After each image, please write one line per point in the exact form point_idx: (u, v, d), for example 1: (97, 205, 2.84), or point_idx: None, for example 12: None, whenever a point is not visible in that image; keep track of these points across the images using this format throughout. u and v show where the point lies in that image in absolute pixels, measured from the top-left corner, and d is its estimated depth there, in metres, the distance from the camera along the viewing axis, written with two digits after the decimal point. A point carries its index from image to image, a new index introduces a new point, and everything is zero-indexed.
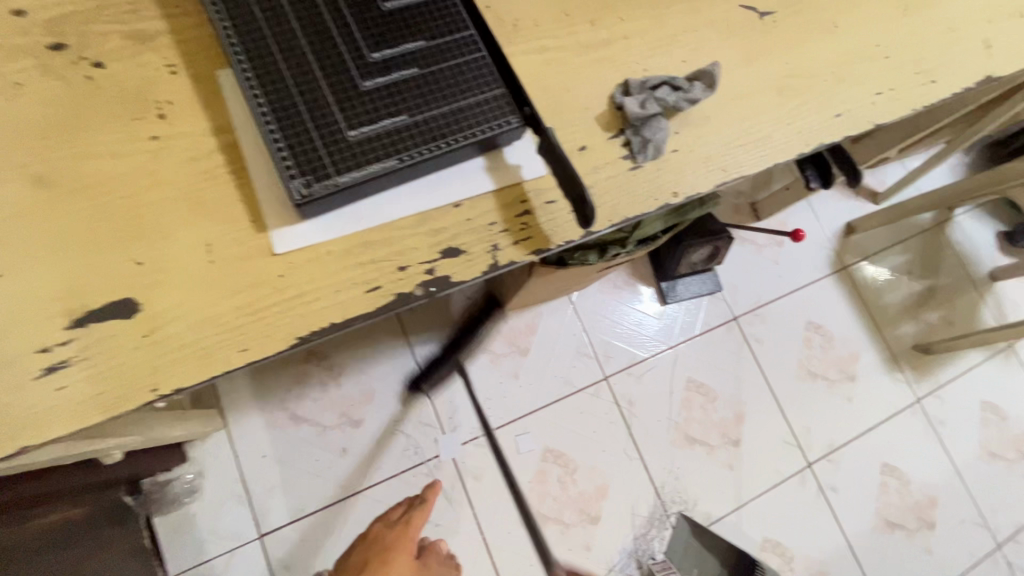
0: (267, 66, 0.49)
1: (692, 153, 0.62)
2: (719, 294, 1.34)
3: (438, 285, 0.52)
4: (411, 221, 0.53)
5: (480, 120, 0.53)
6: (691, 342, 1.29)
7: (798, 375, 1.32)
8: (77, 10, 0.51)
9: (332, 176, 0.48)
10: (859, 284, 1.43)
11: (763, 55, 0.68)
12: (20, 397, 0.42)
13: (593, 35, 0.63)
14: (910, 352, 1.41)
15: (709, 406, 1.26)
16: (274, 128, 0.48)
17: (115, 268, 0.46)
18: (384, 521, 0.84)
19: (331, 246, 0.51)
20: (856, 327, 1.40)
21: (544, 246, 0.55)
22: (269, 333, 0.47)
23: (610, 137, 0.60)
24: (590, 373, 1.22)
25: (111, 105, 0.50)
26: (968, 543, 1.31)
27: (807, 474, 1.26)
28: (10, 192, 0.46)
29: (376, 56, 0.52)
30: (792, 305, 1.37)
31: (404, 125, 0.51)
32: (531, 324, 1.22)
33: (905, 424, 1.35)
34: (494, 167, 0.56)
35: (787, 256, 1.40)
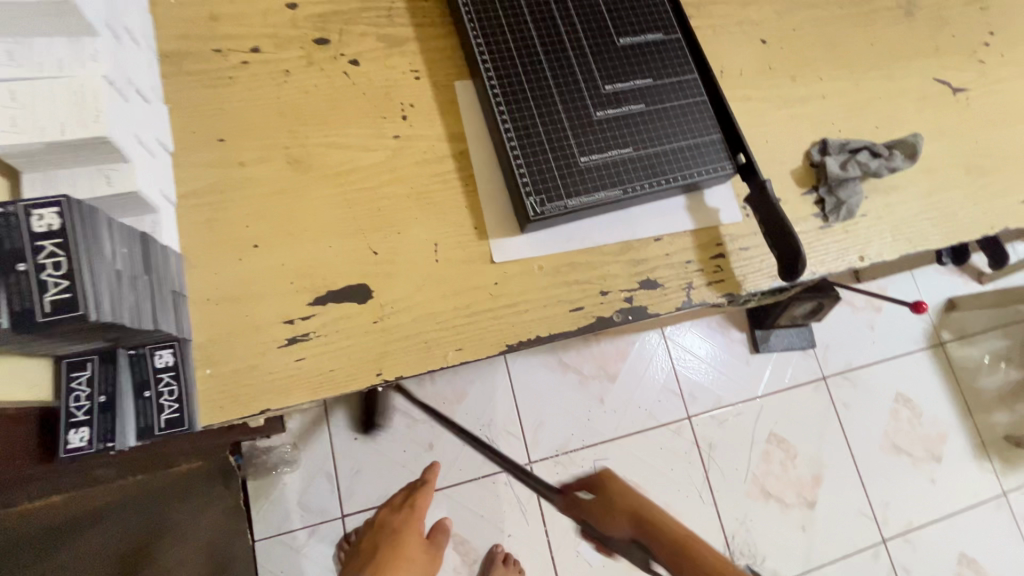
0: (512, 86, 0.53)
1: (880, 219, 0.62)
2: (811, 351, 1.32)
3: (634, 314, 0.54)
4: (615, 248, 0.55)
5: (695, 163, 0.55)
6: (777, 394, 1.28)
7: (882, 447, 1.29)
8: (341, 10, 0.55)
9: (563, 198, 0.51)
10: (954, 363, 1.39)
11: (955, 130, 0.68)
12: (266, 362, 0.46)
13: (793, 89, 0.65)
14: (1001, 442, 1.35)
15: (789, 463, 1.23)
16: (515, 146, 0.51)
17: (354, 254, 0.49)
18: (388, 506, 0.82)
19: (542, 262, 0.53)
20: (947, 406, 1.35)
21: (734, 290, 0.57)
22: (483, 337, 0.50)
23: (803, 193, 0.61)
24: (674, 409, 1.22)
25: (362, 102, 0.53)
26: None
27: (881, 550, 1.22)
28: (273, 170, 0.50)
29: (608, 89, 0.54)
30: (884, 374, 1.34)
31: (629, 157, 0.53)
32: (623, 351, 1.23)
33: (987, 516, 1.29)
34: (695, 207, 0.57)
35: (884, 323, 1.37)
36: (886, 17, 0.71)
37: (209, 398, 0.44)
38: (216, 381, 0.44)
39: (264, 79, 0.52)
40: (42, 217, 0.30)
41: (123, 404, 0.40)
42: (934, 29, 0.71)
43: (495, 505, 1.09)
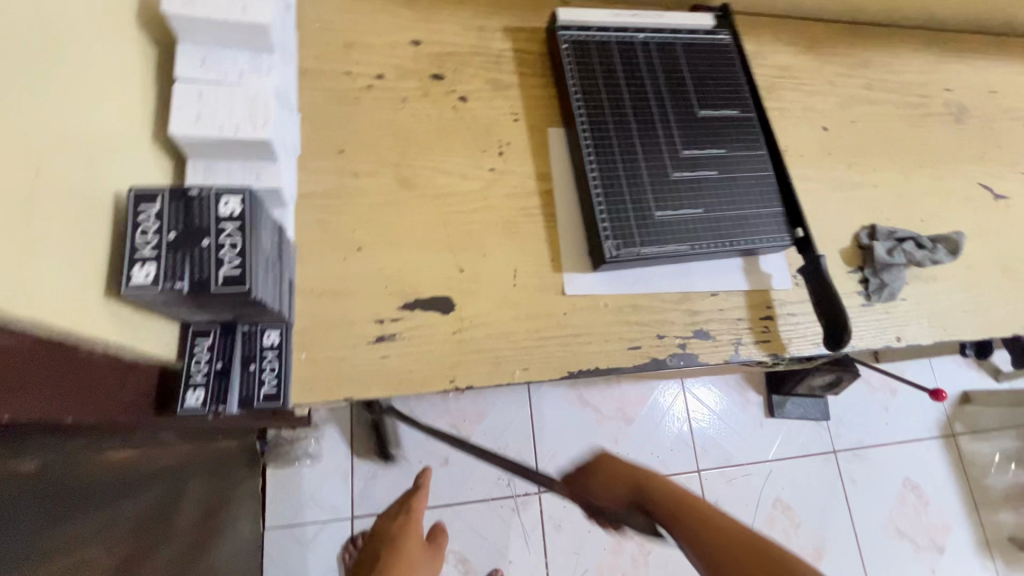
0: (602, 139, 0.59)
1: (919, 305, 0.66)
2: (824, 423, 1.34)
3: (685, 360, 0.58)
4: (675, 297, 0.59)
5: (757, 231, 0.60)
6: (787, 461, 1.29)
7: (885, 529, 1.29)
8: (457, 52, 0.62)
9: (637, 246, 0.56)
10: (964, 456, 1.40)
11: (994, 233, 0.72)
12: (355, 354, 0.50)
13: (849, 175, 0.70)
14: (1006, 543, 1.35)
15: (791, 531, 1.24)
16: (600, 192, 0.56)
17: (443, 268, 0.54)
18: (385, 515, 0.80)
19: (608, 300, 0.57)
20: (954, 498, 1.36)
21: (779, 351, 0.61)
22: (547, 360, 0.54)
23: (848, 271, 0.66)
24: (684, 461, 1.24)
25: (466, 134, 0.59)
26: None
27: None
28: (382, 183, 0.55)
29: (686, 153, 0.60)
30: (893, 457, 1.35)
31: (699, 217, 0.58)
32: (642, 395, 1.26)
33: None
34: (750, 270, 0.62)
35: (899, 406, 1.40)
36: (939, 122, 0.77)
37: (302, 379, 0.48)
38: (310, 365, 0.49)
39: (385, 103, 0.58)
40: (228, 203, 0.36)
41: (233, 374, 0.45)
42: (981, 138, 0.77)
43: (500, 529, 1.10)
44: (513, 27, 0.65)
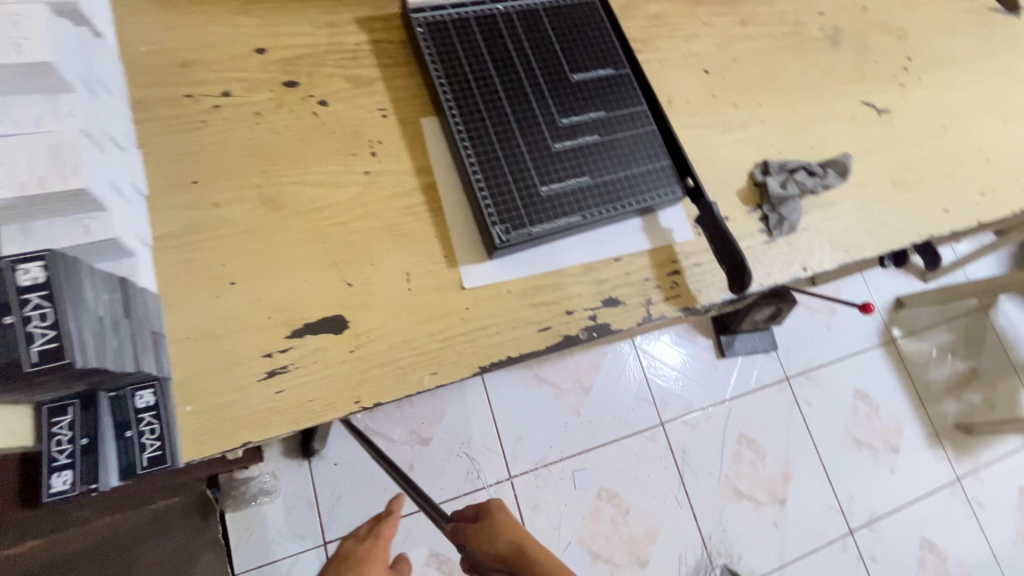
0: (474, 122, 0.56)
1: (819, 232, 0.68)
2: (773, 354, 1.39)
3: (598, 331, 0.57)
4: (578, 270, 0.58)
5: (648, 188, 0.59)
6: (744, 396, 1.33)
7: (844, 441, 1.36)
8: (309, 54, 0.58)
9: (527, 226, 0.54)
10: (905, 358, 1.47)
11: (882, 148, 0.74)
12: (246, 396, 0.47)
13: (736, 115, 0.70)
14: (953, 431, 1.44)
15: (758, 462, 1.29)
16: (480, 177, 0.54)
17: (329, 286, 0.52)
18: (350, 536, 0.64)
19: (510, 286, 0.56)
20: (902, 399, 1.43)
21: (689, 304, 0.61)
22: (456, 360, 0.53)
23: (748, 211, 0.66)
24: (647, 417, 1.26)
25: (332, 140, 0.56)
26: None
27: (849, 540, 1.28)
28: (246, 209, 0.52)
29: (564, 121, 0.58)
30: (841, 372, 1.42)
31: (586, 185, 0.57)
32: (596, 362, 1.27)
33: (944, 501, 1.37)
34: (650, 229, 0.62)
35: (839, 323, 1.46)
36: (816, 47, 0.77)
37: (191, 434, 0.45)
38: (197, 418, 0.46)
39: (236, 122, 0.54)
40: (28, 271, 0.33)
41: (105, 447, 0.42)
42: (858, 56, 0.78)
43: None
44: (366, 17, 0.61)
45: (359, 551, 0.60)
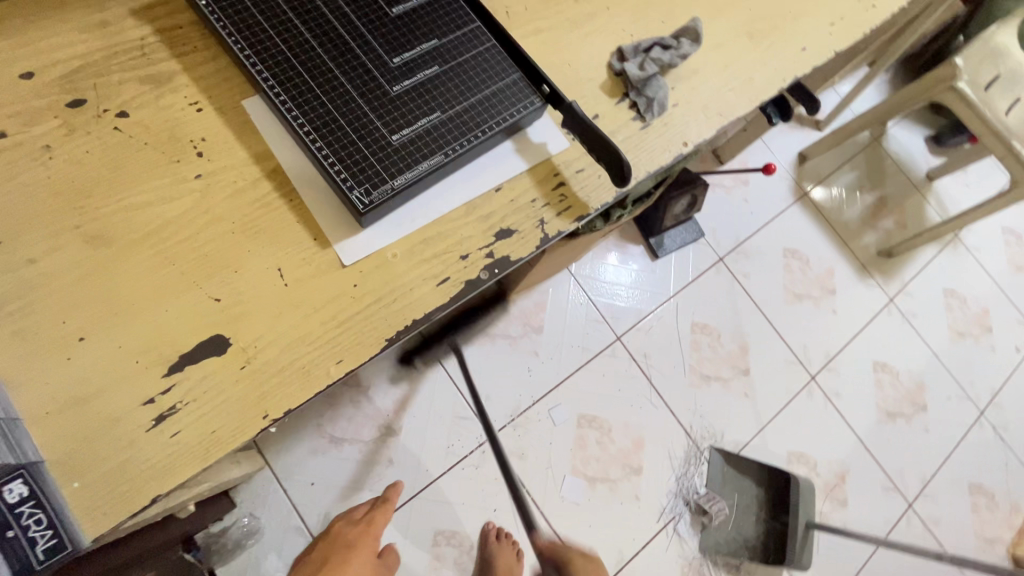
0: (299, 89, 0.51)
1: (691, 104, 0.67)
2: (702, 240, 1.42)
3: (499, 266, 0.55)
4: (461, 212, 0.55)
5: (506, 106, 0.56)
6: (686, 288, 1.37)
7: (786, 299, 1.43)
8: (86, 64, 0.50)
9: (388, 181, 0.50)
10: (820, 206, 1.55)
11: (729, 4, 0.73)
12: (138, 451, 0.43)
13: (579, 9, 0.67)
14: (877, 258, 1.54)
15: (716, 343, 1.34)
16: (321, 146, 0.50)
17: (195, 308, 0.47)
18: (346, 520, 0.88)
19: (394, 249, 0.52)
20: (826, 245, 1.51)
21: (583, 212, 0.59)
22: (359, 341, 0.49)
23: (616, 103, 0.64)
24: (603, 336, 1.28)
25: (147, 152, 0.50)
26: (959, 415, 1.45)
27: (813, 386, 1.37)
28: (70, 255, 0.45)
29: (396, 61, 0.54)
30: (768, 238, 1.47)
31: (439, 121, 0.53)
32: (540, 301, 1.27)
33: (885, 323, 1.48)
34: (523, 148, 0.59)
35: (754, 193, 1.51)
36: None
37: (88, 510, 0.41)
38: (89, 491, 0.41)
39: (26, 163, 0.47)
40: None
41: None
42: None
43: (471, 490, 1.11)
44: (143, 6, 0.53)
45: (353, 532, 0.84)
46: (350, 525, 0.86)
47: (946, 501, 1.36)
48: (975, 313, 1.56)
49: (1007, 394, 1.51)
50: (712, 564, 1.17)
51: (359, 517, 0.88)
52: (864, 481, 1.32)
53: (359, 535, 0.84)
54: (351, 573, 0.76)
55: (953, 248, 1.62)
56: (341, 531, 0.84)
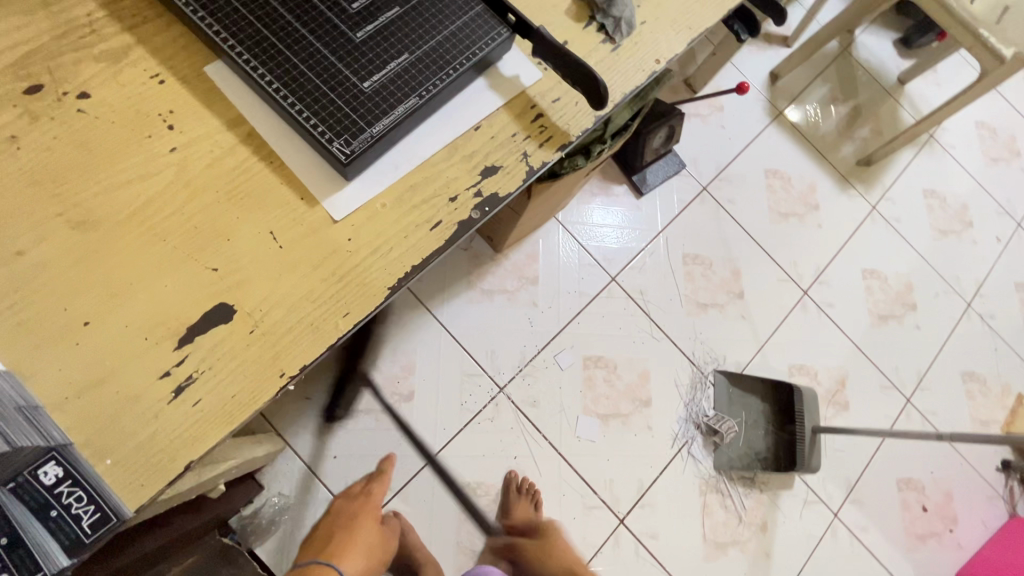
0: (262, 47, 0.50)
1: (658, 20, 0.66)
2: (684, 172, 1.42)
3: (489, 204, 0.55)
4: (443, 155, 0.55)
5: (473, 40, 0.55)
6: (674, 222, 1.38)
7: (771, 219, 1.45)
8: (36, 47, 0.48)
9: (366, 129, 0.50)
10: (796, 124, 1.55)
11: None
12: (163, 423, 0.43)
13: None
14: (856, 169, 1.56)
15: (708, 272, 1.36)
16: (294, 102, 0.49)
17: (194, 280, 0.47)
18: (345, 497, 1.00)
19: (383, 199, 0.52)
20: (806, 162, 1.52)
21: (565, 141, 0.59)
22: (362, 292, 0.50)
23: (584, 27, 0.63)
24: (598, 279, 1.30)
25: (116, 131, 0.48)
26: (947, 309, 1.50)
27: (806, 300, 1.40)
28: (58, 242, 0.45)
29: (356, 7, 0.53)
30: (748, 161, 1.48)
31: (408, 63, 0.52)
32: (532, 253, 1.27)
33: (869, 231, 1.51)
34: (496, 84, 0.58)
35: (730, 119, 1.50)
36: None
37: (125, 483, 0.42)
38: (122, 466, 0.42)
39: None
40: None
41: (34, 532, 0.39)
42: None
43: (490, 441, 1.14)
44: None
45: (352, 508, 0.97)
46: (349, 500, 0.99)
47: (941, 392, 1.42)
48: (955, 210, 1.59)
49: (992, 283, 1.56)
50: (728, 479, 1.22)
51: (357, 493, 1.01)
52: (863, 384, 1.37)
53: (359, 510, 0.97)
54: (355, 546, 0.90)
55: (929, 149, 1.63)
56: (343, 509, 0.97)
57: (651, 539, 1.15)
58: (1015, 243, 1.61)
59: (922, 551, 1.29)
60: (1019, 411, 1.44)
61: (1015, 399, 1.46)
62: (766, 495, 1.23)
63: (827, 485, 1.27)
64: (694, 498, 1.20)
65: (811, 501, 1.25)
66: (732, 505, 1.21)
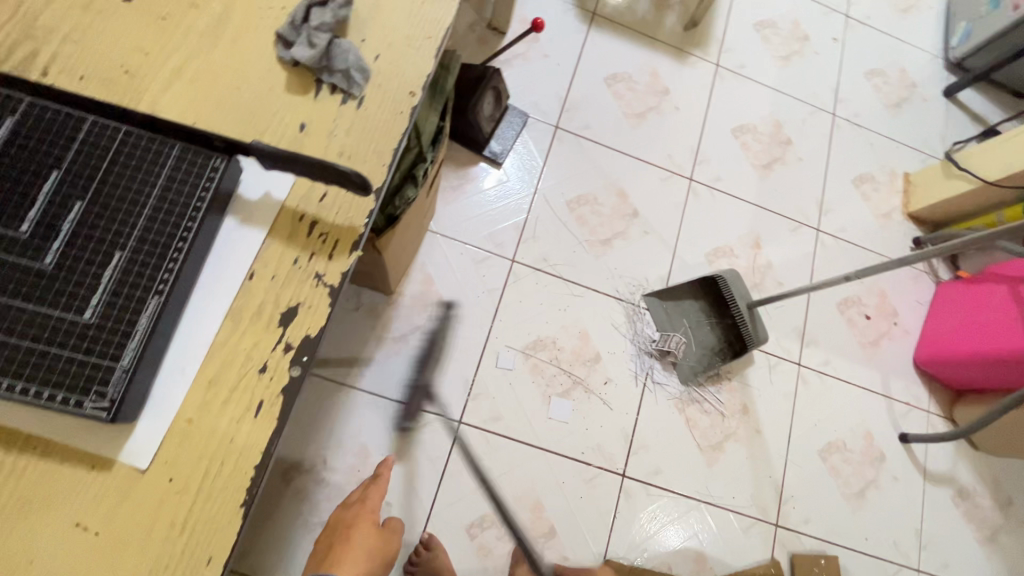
0: None
1: (391, 46, 0.57)
2: (530, 121, 1.36)
3: (307, 351, 0.48)
4: (229, 327, 0.47)
5: (187, 191, 0.46)
6: (543, 174, 1.33)
7: (631, 125, 1.42)
8: None
9: (115, 366, 0.41)
10: (612, 19, 1.49)
11: None
12: None
13: (206, 18, 0.54)
14: (687, 35, 1.52)
15: (597, 206, 1.34)
16: (9, 382, 0.40)
17: None
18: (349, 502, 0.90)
19: (186, 413, 0.45)
20: (638, 51, 1.48)
21: (355, 237, 0.52)
22: (215, 526, 0.43)
23: (315, 97, 0.54)
24: (499, 267, 1.25)
25: None
26: (818, 128, 1.54)
27: (695, 186, 1.40)
28: None
29: (26, 226, 0.43)
30: (585, 79, 1.42)
31: (124, 260, 0.43)
32: (425, 277, 1.21)
33: (723, 90, 1.50)
34: (248, 216, 0.50)
35: (549, 44, 1.43)
36: None
37: None
38: None
39: None
40: None
41: None
42: None
43: (473, 474, 1.12)
44: None
45: (350, 514, 0.86)
46: (348, 509, 0.87)
47: (843, 207, 1.48)
48: (789, 31, 1.60)
49: (845, 84, 1.60)
50: (697, 386, 1.26)
51: (357, 501, 0.89)
52: (775, 235, 1.41)
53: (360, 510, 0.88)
54: (354, 552, 0.79)
55: None
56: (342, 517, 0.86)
57: (656, 475, 1.19)
58: (851, 36, 1.65)
59: (879, 354, 1.39)
60: (910, 190, 1.52)
61: (903, 182, 1.54)
62: (736, 381, 1.29)
63: (781, 343, 1.34)
64: (676, 419, 1.23)
65: (774, 365, 1.32)
66: (711, 407, 1.26)
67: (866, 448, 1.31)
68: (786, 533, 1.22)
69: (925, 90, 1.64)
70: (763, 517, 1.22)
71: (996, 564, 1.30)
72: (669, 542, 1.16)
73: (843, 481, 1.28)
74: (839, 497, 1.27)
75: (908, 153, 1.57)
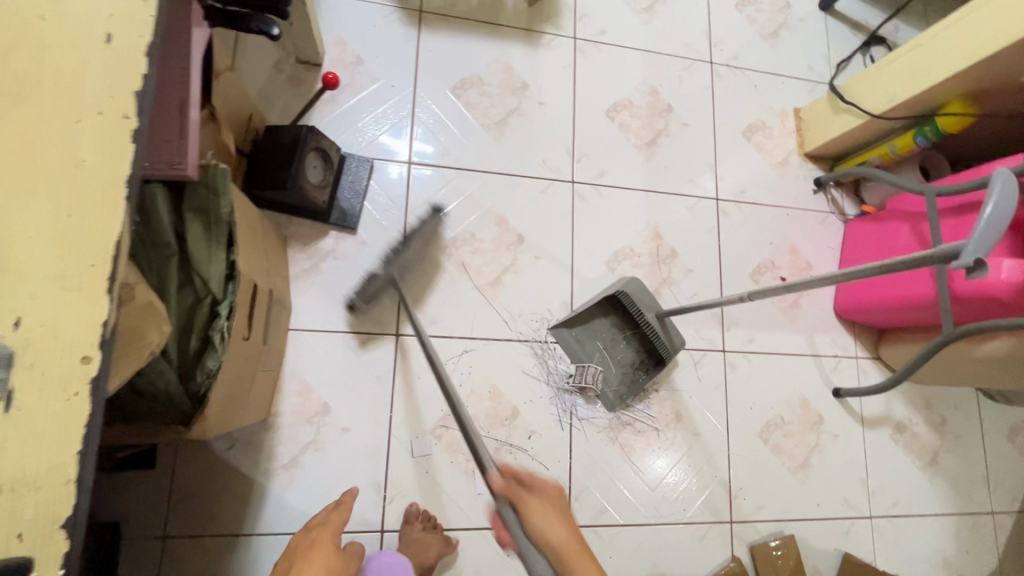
0: None
1: (38, 302, 0.43)
2: (376, 164, 1.17)
3: None
4: None
5: None
6: (408, 224, 1.16)
7: (493, 137, 1.24)
8: None
9: None
10: (444, 12, 1.27)
11: None
12: None
13: None
14: (533, 11, 1.32)
15: (477, 243, 1.19)
16: None
17: None
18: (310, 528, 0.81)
19: None
20: (482, 44, 1.28)
21: None
22: None
23: None
24: (383, 346, 1.11)
25: None
26: (698, 82, 1.40)
27: (579, 187, 1.27)
28: None
29: None
30: (428, 95, 1.22)
31: None
32: (302, 385, 1.06)
33: (587, 66, 1.33)
34: None
35: (377, 63, 1.21)
36: None
37: None
38: None
39: None
40: None
41: None
42: None
43: None
44: None
45: (312, 535, 0.75)
46: (311, 532, 0.77)
47: (739, 166, 1.38)
48: None
49: (718, 24, 1.44)
50: (626, 408, 1.19)
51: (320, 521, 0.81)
52: (674, 219, 1.31)
53: (318, 536, 0.75)
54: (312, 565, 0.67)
55: None
56: (305, 539, 0.75)
57: (602, 514, 1.14)
58: None
59: (801, 314, 1.35)
60: (803, 128, 1.42)
61: (793, 120, 1.44)
62: (663, 390, 1.22)
63: (702, 334, 1.27)
64: (611, 449, 1.17)
65: (699, 360, 1.26)
66: (644, 425, 1.20)
67: (803, 415, 1.29)
68: (742, 527, 1.21)
69: (801, 10, 1.51)
70: (717, 519, 1.20)
71: (939, 486, 1.34)
72: (654, 471, 1.19)
73: (787, 456, 1.26)
74: (786, 473, 1.25)
75: (795, 86, 1.46)
